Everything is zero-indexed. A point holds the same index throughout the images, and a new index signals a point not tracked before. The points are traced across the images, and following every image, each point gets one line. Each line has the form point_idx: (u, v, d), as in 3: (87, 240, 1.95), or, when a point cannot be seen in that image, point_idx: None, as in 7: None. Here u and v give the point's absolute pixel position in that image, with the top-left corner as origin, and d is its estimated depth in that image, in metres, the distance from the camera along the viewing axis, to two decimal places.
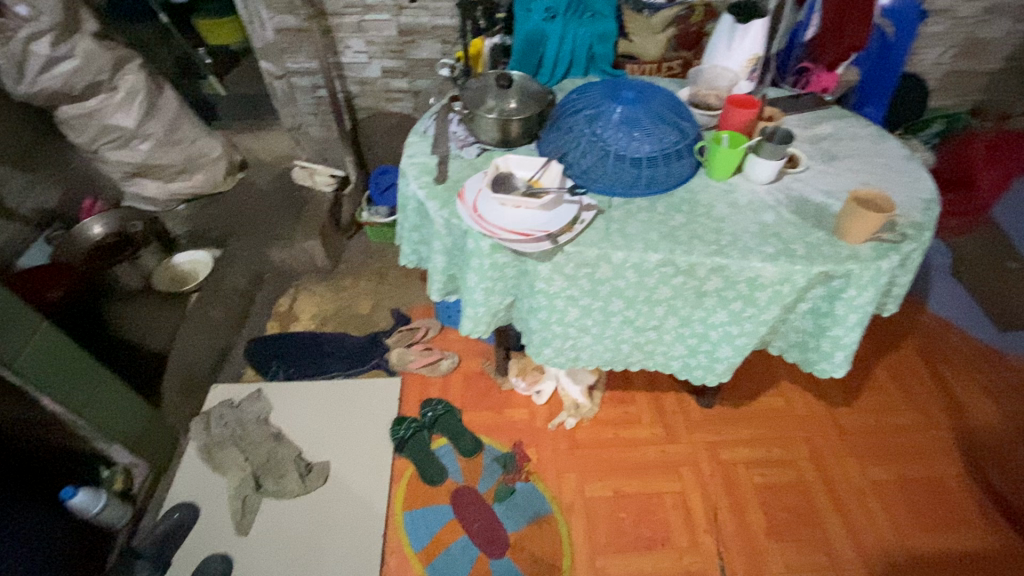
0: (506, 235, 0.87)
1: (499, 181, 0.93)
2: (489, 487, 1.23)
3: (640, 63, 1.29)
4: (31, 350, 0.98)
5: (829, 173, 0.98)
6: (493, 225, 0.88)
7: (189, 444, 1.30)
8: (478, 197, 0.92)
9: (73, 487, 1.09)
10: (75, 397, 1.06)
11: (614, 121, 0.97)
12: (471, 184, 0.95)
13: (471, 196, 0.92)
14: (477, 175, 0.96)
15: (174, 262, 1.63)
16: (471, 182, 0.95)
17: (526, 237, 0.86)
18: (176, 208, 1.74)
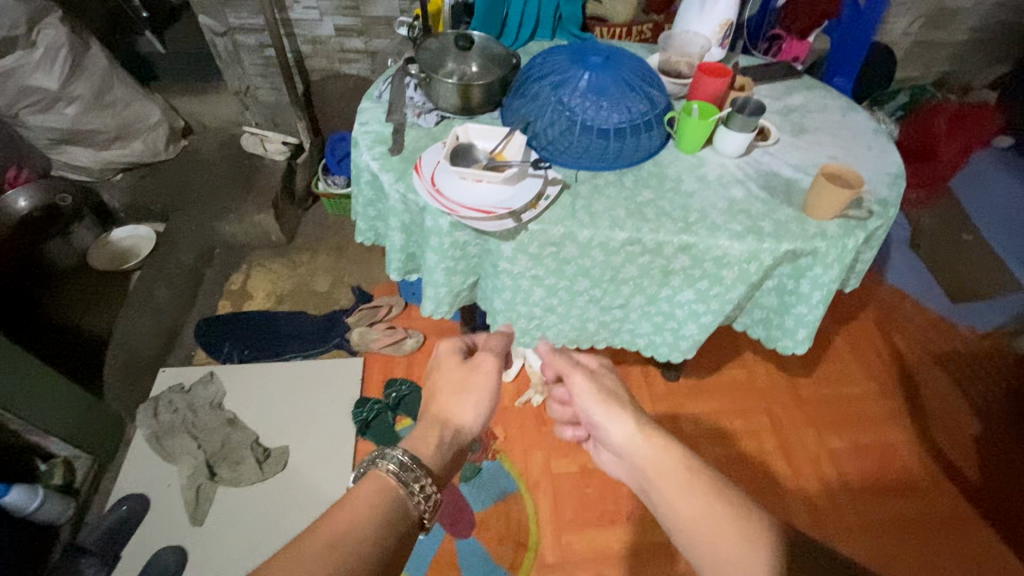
0: (465, 212, 0.81)
1: (458, 153, 0.87)
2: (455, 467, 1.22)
3: (609, 25, 1.20)
4: None
5: (799, 146, 0.96)
6: (452, 202, 0.82)
7: (136, 432, 1.23)
8: (436, 169, 0.86)
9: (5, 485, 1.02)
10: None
11: (581, 88, 0.91)
12: (429, 155, 0.88)
13: (428, 169, 0.86)
14: (436, 145, 0.90)
15: (112, 238, 1.51)
16: (429, 153, 0.89)
17: (487, 216, 0.81)
18: (112, 177, 1.58)
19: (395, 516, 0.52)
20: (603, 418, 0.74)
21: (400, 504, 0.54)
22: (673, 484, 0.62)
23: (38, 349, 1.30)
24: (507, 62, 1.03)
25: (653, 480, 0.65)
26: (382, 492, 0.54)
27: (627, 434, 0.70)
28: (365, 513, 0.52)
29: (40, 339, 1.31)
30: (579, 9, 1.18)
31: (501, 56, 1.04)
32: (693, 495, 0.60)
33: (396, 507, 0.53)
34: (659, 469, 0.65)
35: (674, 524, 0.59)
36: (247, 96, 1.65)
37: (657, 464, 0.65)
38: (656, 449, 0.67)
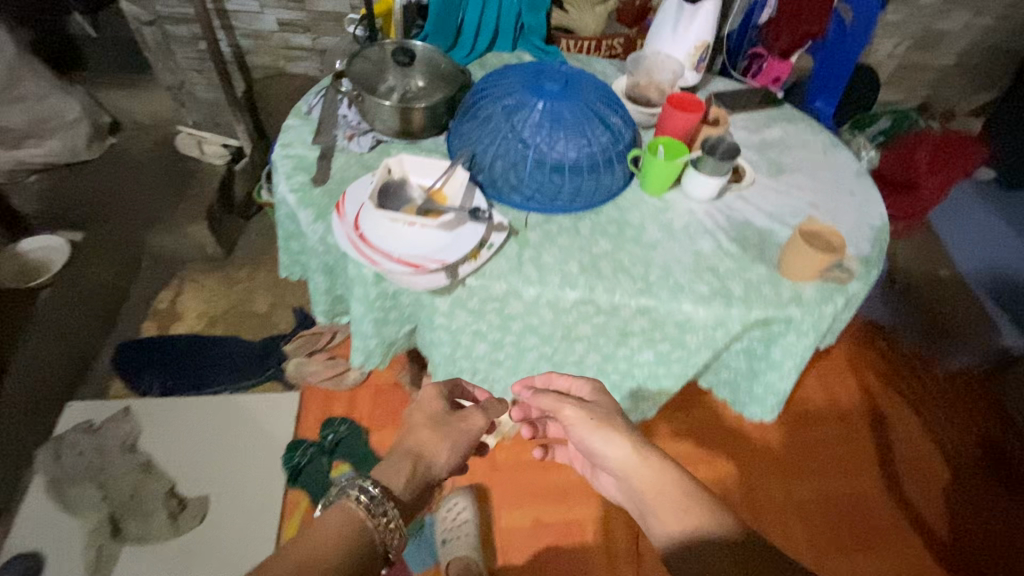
0: (390, 265, 0.69)
1: (389, 191, 0.75)
2: None
3: (577, 38, 1.08)
4: None
5: (774, 189, 0.87)
6: (375, 252, 0.70)
7: (35, 478, 1.09)
8: (362, 209, 0.73)
9: None
10: None
11: (536, 116, 0.80)
12: (356, 190, 0.76)
13: (352, 208, 0.74)
14: (366, 178, 0.77)
15: (20, 250, 1.33)
16: (356, 187, 0.76)
17: (414, 270, 0.69)
18: (25, 179, 1.40)
19: (359, 546, 0.59)
20: (596, 438, 0.68)
21: (366, 535, 0.60)
22: (666, 507, 0.62)
23: None
24: (455, 80, 0.91)
25: (657, 508, 0.63)
26: (348, 528, 0.60)
27: (624, 460, 0.66)
28: (329, 547, 0.58)
29: None
30: (543, 19, 1.07)
31: (448, 72, 0.92)
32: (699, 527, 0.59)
33: (361, 544, 0.59)
34: (661, 499, 0.63)
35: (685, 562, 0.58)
36: (182, 92, 1.47)
37: (658, 494, 0.64)
38: (655, 476, 0.65)
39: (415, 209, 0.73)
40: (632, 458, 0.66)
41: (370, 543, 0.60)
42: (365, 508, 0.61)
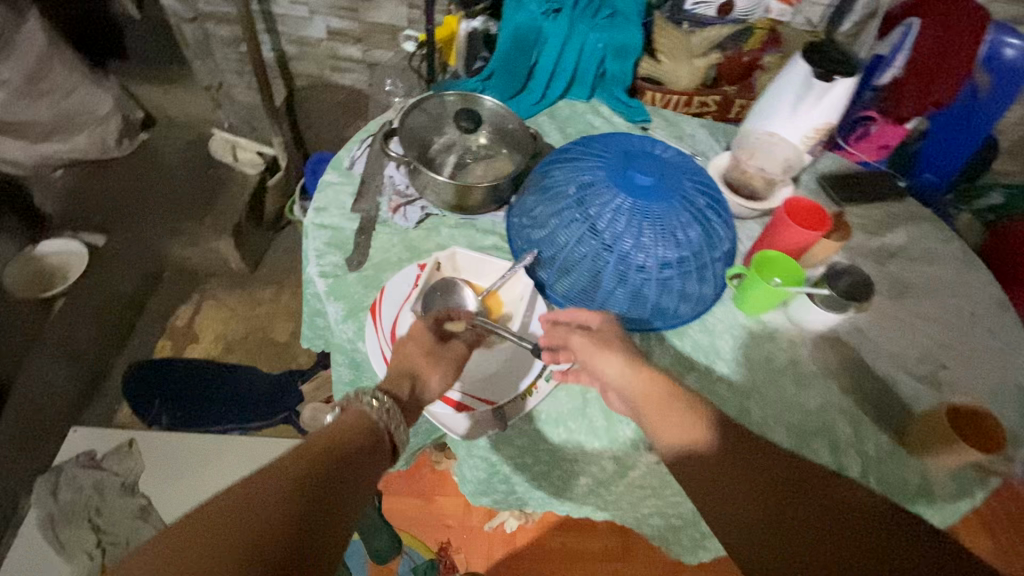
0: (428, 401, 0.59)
1: (437, 294, 0.63)
2: None
3: (664, 91, 0.93)
4: None
5: (894, 320, 0.72)
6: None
7: (29, 512, 1.02)
8: (401, 319, 0.61)
9: None
10: None
11: (621, 214, 0.65)
12: (396, 288, 0.63)
13: (389, 313, 0.62)
14: (408, 271, 0.64)
15: (38, 253, 1.25)
16: (394, 284, 0.63)
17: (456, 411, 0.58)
18: (48, 175, 1.28)
19: (369, 453, 0.46)
20: (598, 356, 0.56)
21: (375, 444, 0.47)
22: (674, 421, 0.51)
23: None
24: (525, 145, 0.77)
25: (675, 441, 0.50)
26: (363, 430, 0.47)
27: (625, 373, 0.55)
28: (347, 440, 0.46)
29: None
30: (629, 68, 0.92)
31: (517, 134, 0.77)
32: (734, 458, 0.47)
33: (373, 443, 0.47)
34: (675, 426, 0.50)
35: (724, 519, 0.44)
36: (221, 93, 1.37)
37: (666, 419, 0.51)
38: (665, 397, 0.52)
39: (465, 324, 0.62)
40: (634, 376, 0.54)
41: (384, 444, 0.48)
42: (379, 412, 0.49)
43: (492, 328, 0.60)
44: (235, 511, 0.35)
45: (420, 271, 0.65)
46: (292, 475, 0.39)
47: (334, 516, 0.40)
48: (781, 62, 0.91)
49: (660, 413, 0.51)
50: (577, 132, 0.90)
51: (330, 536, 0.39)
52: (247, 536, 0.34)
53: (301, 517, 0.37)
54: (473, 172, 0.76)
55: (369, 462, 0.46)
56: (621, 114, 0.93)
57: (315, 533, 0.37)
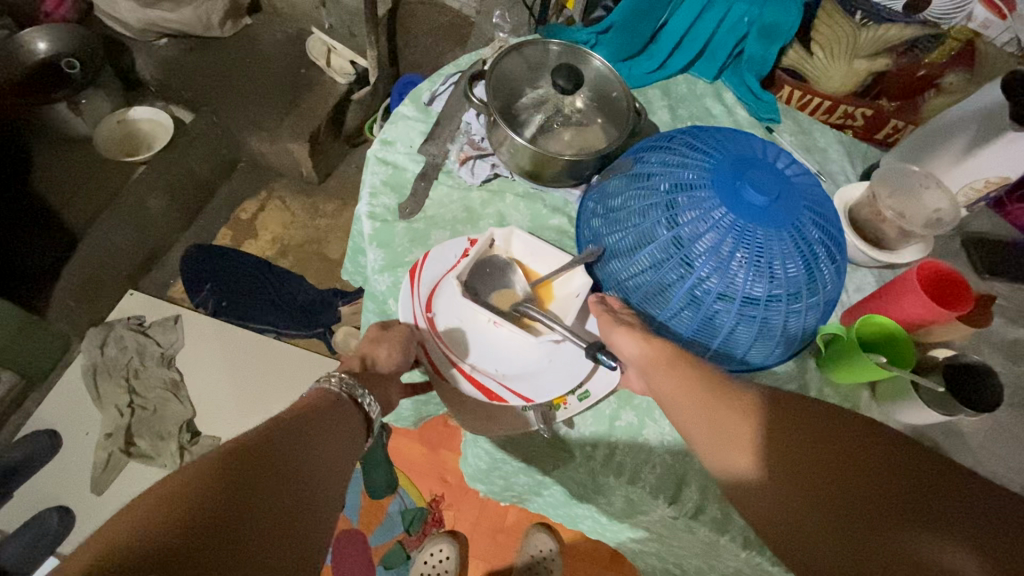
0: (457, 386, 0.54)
1: (486, 271, 0.57)
2: (381, 543, 1.05)
3: (805, 90, 0.78)
4: None
5: (1009, 434, 0.59)
6: (448, 365, 0.55)
7: (78, 357, 1.11)
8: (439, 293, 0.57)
9: None
10: None
11: (716, 228, 0.55)
12: (440, 256, 0.57)
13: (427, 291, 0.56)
14: (457, 241, 0.59)
15: (131, 117, 1.29)
16: (441, 250, 0.58)
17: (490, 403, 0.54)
18: (155, 41, 1.31)
19: (338, 419, 0.52)
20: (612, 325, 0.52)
21: (344, 411, 0.53)
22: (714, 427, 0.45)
23: (19, 230, 1.16)
24: (624, 120, 0.66)
25: (724, 458, 0.44)
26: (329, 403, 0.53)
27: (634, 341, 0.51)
28: (314, 407, 0.51)
29: (18, 220, 1.17)
30: (772, 53, 0.78)
31: (619, 107, 0.67)
32: (794, 480, 0.42)
33: (342, 409, 0.53)
34: (723, 442, 0.45)
35: (797, 558, 0.41)
36: None
37: (719, 437, 0.45)
38: (674, 365, 0.49)
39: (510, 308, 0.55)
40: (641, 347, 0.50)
41: (351, 410, 0.54)
42: (338, 384, 0.55)
43: (542, 317, 0.53)
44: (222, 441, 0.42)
45: (469, 244, 0.59)
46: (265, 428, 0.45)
47: (308, 460, 0.45)
48: (965, 86, 0.73)
49: (707, 419, 0.46)
50: (688, 116, 0.78)
51: (306, 473, 0.44)
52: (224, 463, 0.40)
53: (278, 448, 0.44)
54: (558, 138, 0.68)
55: (342, 421, 0.52)
56: (746, 106, 0.79)
57: (285, 462, 0.43)
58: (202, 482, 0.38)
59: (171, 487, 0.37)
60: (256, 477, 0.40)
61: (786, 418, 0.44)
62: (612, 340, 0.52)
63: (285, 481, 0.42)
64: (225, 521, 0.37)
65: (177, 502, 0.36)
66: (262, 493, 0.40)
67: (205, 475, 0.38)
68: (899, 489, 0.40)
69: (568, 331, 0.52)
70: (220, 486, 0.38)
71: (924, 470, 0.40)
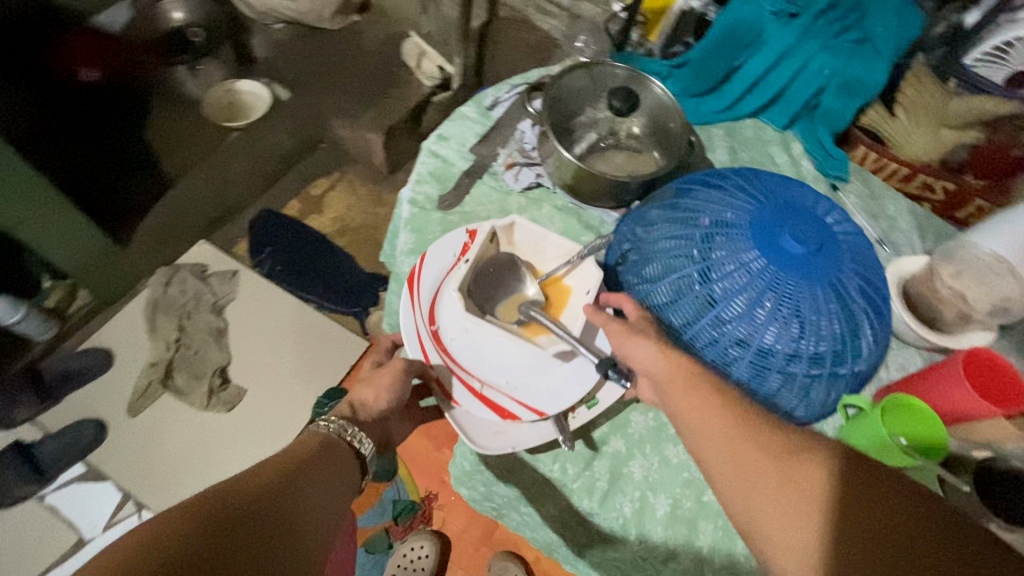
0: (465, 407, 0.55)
1: (488, 270, 0.60)
2: (367, 525, 1.06)
3: (882, 152, 0.76)
4: None
5: None
6: (459, 384, 0.56)
7: (144, 291, 1.21)
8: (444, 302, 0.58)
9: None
10: (8, 216, 0.95)
11: (747, 275, 0.53)
12: (438, 256, 0.59)
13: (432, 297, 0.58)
14: (455, 238, 0.59)
15: (237, 87, 1.41)
16: (438, 251, 0.59)
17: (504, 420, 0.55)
18: (272, 25, 1.43)
19: (333, 459, 0.56)
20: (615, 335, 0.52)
21: (336, 450, 0.57)
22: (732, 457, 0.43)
23: (115, 170, 1.27)
24: (676, 153, 0.66)
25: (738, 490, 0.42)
26: (324, 444, 0.57)
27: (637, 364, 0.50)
28: (311, 449, 0.55)
29: (119, 160, 1.29)
30: (851, 109, 0.76)
31: (674, 138, 0.67)
32: (806, 521, 0.39)
33: (337, 450, 0.57)
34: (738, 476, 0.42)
35: None
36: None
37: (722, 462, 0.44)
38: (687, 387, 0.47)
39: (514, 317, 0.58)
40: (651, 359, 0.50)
41: (345, 451, 0.57)
42: (328, 427, 0.58)
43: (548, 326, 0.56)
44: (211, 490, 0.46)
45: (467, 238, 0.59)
46: (262, 473, 0.49)
47: (298, 508, 0.49)
48: None
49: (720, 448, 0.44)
50: (749, 161, 0.75)
51: (297, 520, 0.48)
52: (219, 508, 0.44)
53: (267, 495, 0.47)
54: (607, 159, 0.69)
55: (335, 462, 0.55)
56: (814, 160, 0.76)
57: (277, 507, 0.47)
58: (185, 529, 0.41)
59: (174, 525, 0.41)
60: (239, 530, 0.44)
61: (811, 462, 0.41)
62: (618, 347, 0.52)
63: (267, 528, 0.46)
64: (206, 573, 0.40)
65: (164, 547, 0.40)
66: (252, 537, 0.44)
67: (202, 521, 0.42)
68: (930, 566, 0.35)
69: (575, 342, 0.54)
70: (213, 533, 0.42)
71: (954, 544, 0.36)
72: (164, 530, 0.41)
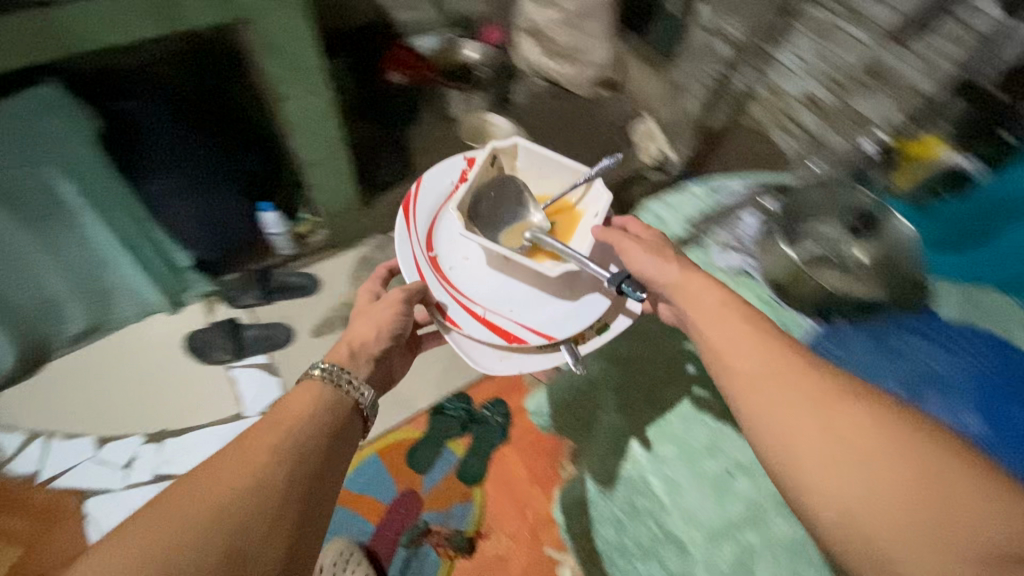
0: (469, 328, 0.81)
1: (491, 193, 0.86)
2: (432, 519, 1.12)
3: None
4: (297, 96, 1.07)
5: None
6: (468, 308, 0.83)
7: (358, 248, 1.42)
8: (435, 233, 0.88)
9: (272, 206, 1.28)
10: (309, 152, 1.18)
11: (954, 412, 0.65)
12: (438, 183, 0.91)
13: (426, 226, 0.87)
14: (453, 172, 0.92)
15: (489, 118, 1.63)
16: (437, 183, 0.90)
17: (507, 345, 0.81)
18: (534, 80, 1.68)
19: (331, 406, 0.65)
20: (632, 245, 0.74)
21: (333, 395, 0.67)
22: (772, 399, 0.53)
23: (381, 151, 1.57)
24: (894, 292, 0.76)
25: (779, 446, 0.51)
26: (314, 399, 0.65)
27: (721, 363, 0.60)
28: (305, 405, 0.63)
29: (384, 144, 1.58)
30: None
31: (898, 279, 0.77)
32: (839, 461, 0.47)
33: (332, 398, 0.66)
34: (775, 430, 0.51)
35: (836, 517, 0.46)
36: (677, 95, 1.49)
37: (770, 410, 0.53)
38: (740, 358, 0.58)
39: (522, 239, 0.84)
40: (682, 277, 0.69)
41: (337, 398, 0.67)
42: (324, 375, 0.69)
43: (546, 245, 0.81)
44: (217, 461, 0.53)
45: (464, 166, 0.93)
46: (264, 445, 0.56)
47: (306, 465, 0.56)
48: None
49: (767, 398, 0.53)
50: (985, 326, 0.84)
51: (309, 474, 0.56)
52: (238, 487, 0.50)
53: (273, 465, 0.54)
54: (827, 274, 0.79)
55: (327, 412, 0.64)
56: None
57: (290, 471, 0.55)
58: (217, 514, 0.48)
59: (205, 510, 0.48)
60: (262, 504, 0.50)
61: (846, 408, 0.50)
62: (640, 268, 0.72)
63: (286, 490, 0.53)
64: (248, 544, 0.48)
65: (199, 535, 0.46)
66: (274, 505, 0.51)
67: (228, 504, 0.49)
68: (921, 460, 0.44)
69: (579, 258, 0.77)
70: (240, 510, 0.49)
71: (972, 494, 0.42)
72: (194, 511, 0.47)
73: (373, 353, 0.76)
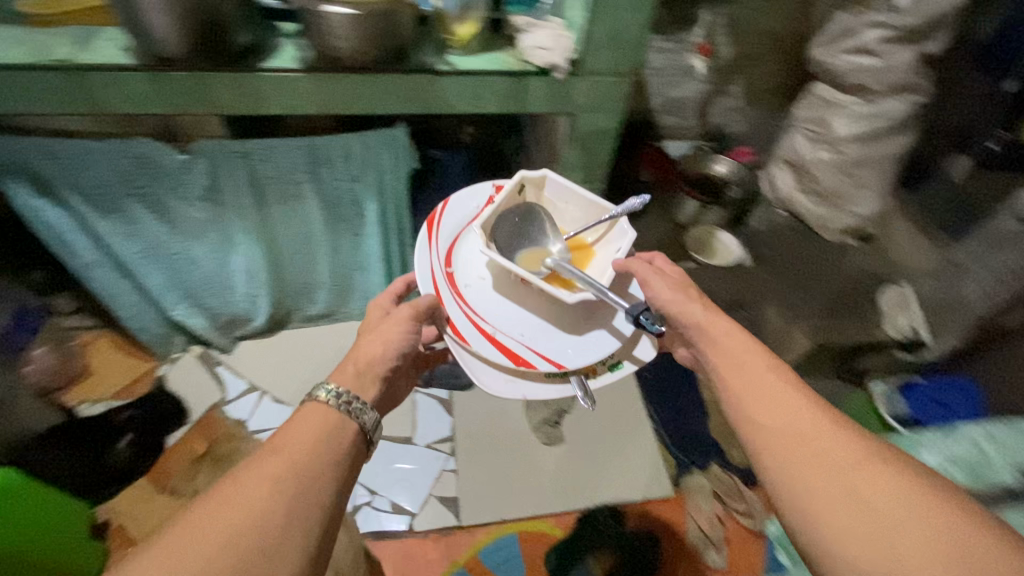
0: (479, 347, 0.81)
1: (515, 219, 0.89)
2: None
3: None
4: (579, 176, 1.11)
5: None
6: (478, 323, 0.83)
7: None
8: (455, 250, 0.89)
9: None
10: None
11: None
12: (462, 204, 0.93)
13: (446, 243, 0.88)
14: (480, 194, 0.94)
15: (718, 234, 1.59)
16: (462, 202, 0.93)
17: (514, 368, 0.81)
18: (777, 210, 1.62)
19: (335, 432, 0.61)
20: (654, 276, 0.78)
21: (335, 417, 0.62)
22: (797, 456, 0.54)
23: None
24: None
25: (800, 509, 0.52)
26: (320, 420, 0.62)
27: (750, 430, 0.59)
28: (307, 430, 0.60)
29: None
30: None
31: None
32: (858, 515, 0.49)
33: (337, 422, 0.62)
34: (794, 477, 0.53)
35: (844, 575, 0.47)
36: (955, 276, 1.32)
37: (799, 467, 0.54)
38: (771, 426, 0.58)
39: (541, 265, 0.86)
40: (705, 318, 0.72)
41: (342, 421, 0.63)
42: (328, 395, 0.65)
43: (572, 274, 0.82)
44: (212, 508, 0.51)
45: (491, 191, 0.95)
46: (258, 487, 0.52)
47: (300, 503, 0.53)
48: None
49: (789, 448, 0.55)
50: None
51: (302, 512, 0.53)
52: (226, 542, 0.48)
53: (261, 508, 0.51)
54: None
55: (327, 436, 0.60)
56: None
57: (279, 511, 0.51)
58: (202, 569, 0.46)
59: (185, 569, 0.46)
60: (256, 549, 0.49)
61: (878, 469, 0.51)
62: (666, 303, 0.75)
63: (275, 532, 0.50)
64: None
65: None
66: (265, 554, 0.49)
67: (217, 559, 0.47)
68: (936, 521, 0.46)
69: (599, 290, 0.78)
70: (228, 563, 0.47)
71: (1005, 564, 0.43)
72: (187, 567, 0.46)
73: (388, 366, 0.73)
